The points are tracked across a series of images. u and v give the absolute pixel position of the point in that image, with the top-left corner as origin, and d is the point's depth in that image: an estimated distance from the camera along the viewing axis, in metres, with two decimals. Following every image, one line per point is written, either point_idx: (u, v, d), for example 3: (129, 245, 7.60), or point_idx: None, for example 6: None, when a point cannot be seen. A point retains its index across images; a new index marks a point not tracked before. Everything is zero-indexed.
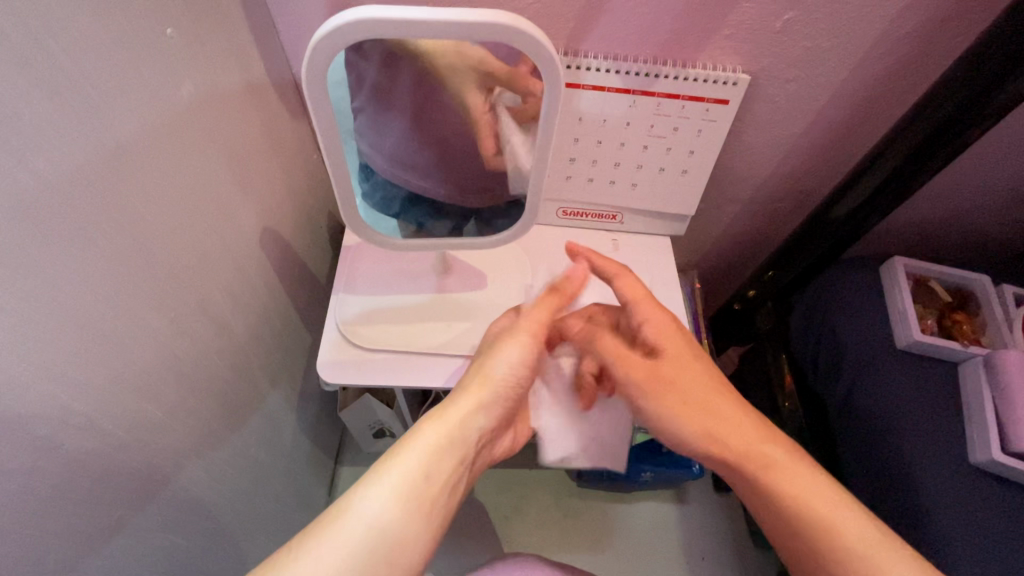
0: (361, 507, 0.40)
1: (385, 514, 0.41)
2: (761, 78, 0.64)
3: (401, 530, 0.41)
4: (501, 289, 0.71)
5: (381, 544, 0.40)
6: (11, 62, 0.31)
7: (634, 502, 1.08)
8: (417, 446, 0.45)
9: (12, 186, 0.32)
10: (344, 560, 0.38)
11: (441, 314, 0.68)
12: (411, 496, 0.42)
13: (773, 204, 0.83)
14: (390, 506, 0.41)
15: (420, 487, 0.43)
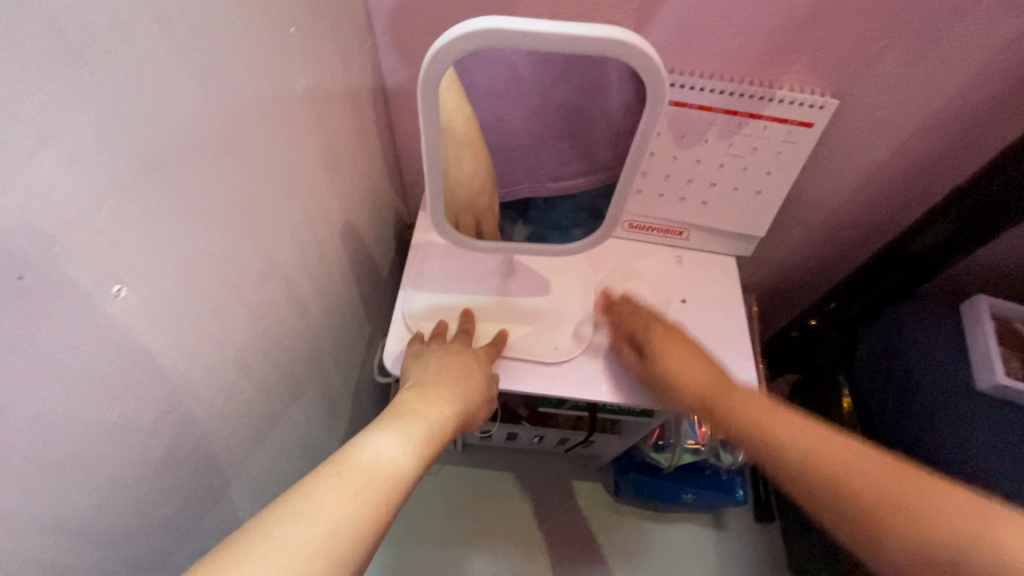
0: (360, 461, 0.39)
1: (397, 455, 0.41)
2: (850, 103, 0.63)
3: (407, 471, 0.41)
4: (563, 296, 0.72)
5: (392, 483, 0.39)
6: (175, 55, 0.34)
7: (669, 522, 1.07)
8: (385, 427, 0.44)
9: (166, 166, 0.34)
10: (349, 499, 0.36)
11: (506, 318, 0.69)
12: (420, 445, 0.44)
13: (845, 231, 0.81)
14: (392, 461, 0.40)
15: (410, 451, 0.43)
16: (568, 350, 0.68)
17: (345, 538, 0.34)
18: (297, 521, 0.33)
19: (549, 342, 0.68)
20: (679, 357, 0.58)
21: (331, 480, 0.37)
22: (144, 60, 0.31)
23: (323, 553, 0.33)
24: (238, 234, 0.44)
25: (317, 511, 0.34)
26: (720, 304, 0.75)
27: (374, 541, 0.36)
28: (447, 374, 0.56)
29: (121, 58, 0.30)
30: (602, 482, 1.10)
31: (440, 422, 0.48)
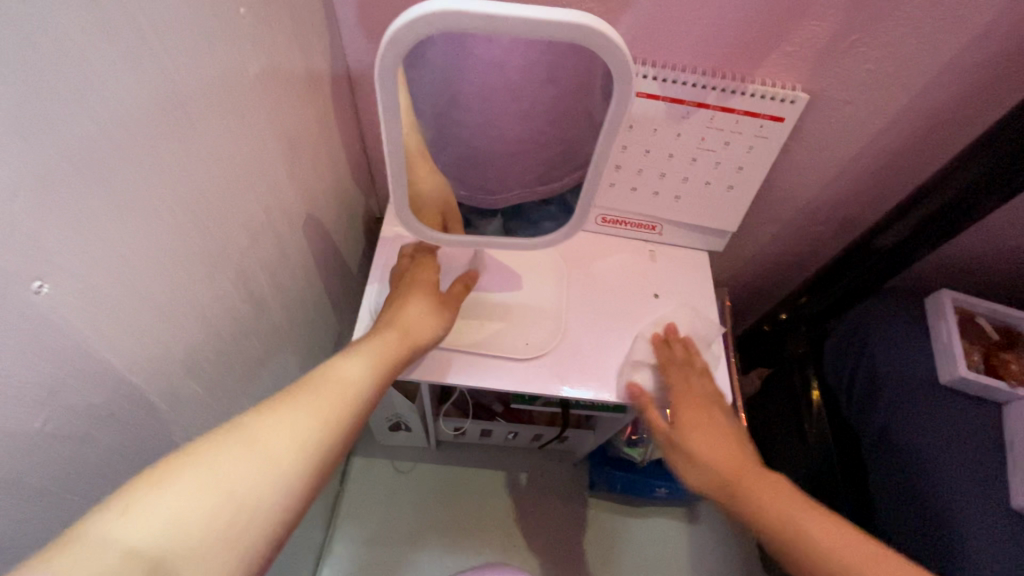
0: (254, 437, 0.36)
1: (304, 417, 0.39)
2: (820, 98, 0.63)
3: (320, 435, 0.40)
4: (534, 291, 0.71)
5: (298, 447, 0.38)
6: (100, 30, 0.31)
7: (644, 516, 1.07)
8: (303, 404, 0.41)
9: (93, 154, 0.32)
10: (241, 461, 0.34)
11: (475, 314, 0.68)
12: (338, 406, 0.42)
13: (815, 227, 0.82)
14: (297, 424, 0.39)
15: (320, 433, 0.40)
16: (539, 346, 0.67)
17: (235, 502, 0.33)
18: (175, 487, 0.31)
19: (520, 336, 0.67)
20: (710, 440, 0.58)
21: (219, 452, 0.34)
22: (66, 38, 0.29)
23: (211, 514, 0.31)
24: (184, 227, 0.42)
25: (210, 474, 0.33)
26: (693, 300, 0.75)
27: (276, 503, 0.35)
28: (376, 344, 0.52)
29: (41, 37, 0.27)
30: (576, 477, 1.10)
31: (359, 399, 0.45)
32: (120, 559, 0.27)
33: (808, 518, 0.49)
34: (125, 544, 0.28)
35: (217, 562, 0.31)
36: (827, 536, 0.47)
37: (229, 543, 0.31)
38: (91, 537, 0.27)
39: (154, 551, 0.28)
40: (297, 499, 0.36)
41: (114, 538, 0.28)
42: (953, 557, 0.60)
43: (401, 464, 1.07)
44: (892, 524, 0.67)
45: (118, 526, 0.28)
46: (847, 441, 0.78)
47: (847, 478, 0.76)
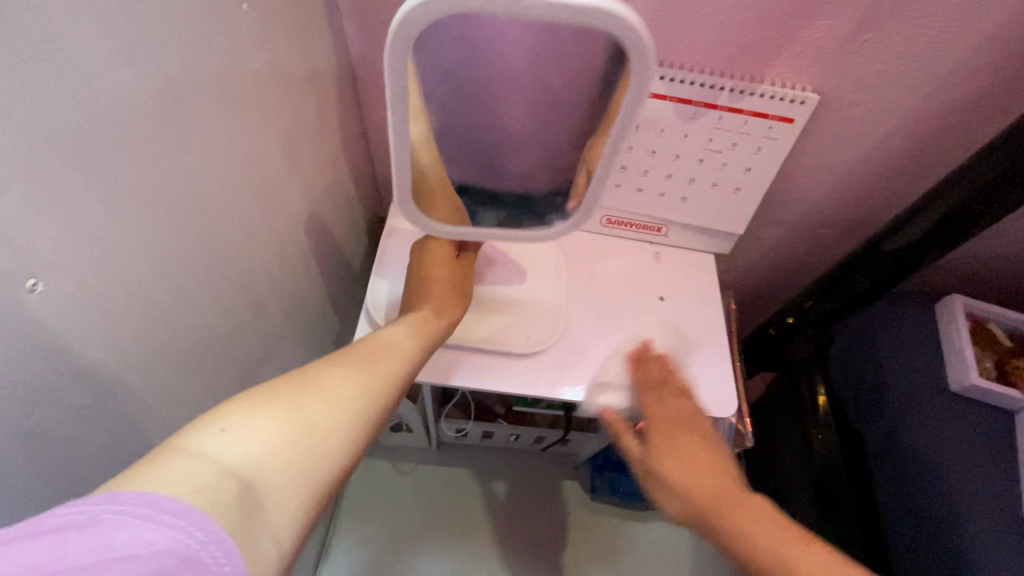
0: (322, 387, 0.37)
1: (367, 381, 0.41)
2: (829, 99, 0.62)
3: (376, 401, 0.40)
4: (536, 286, 0.70)
5: (362, 404, 0.39)
6: (97, 23, 0.30)
7: (646, 520, 1.06)
8: (350, 363, 0.42)
9: (90, 150, 0.31)
10: (316, 405, 0.35)
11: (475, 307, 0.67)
12: (389, 376, 0.43)
13: (822, 230, 0.80)
14: (361, 384, 0.40)
15: (371, 391, 0.40)
16: (539, 342, 0.66)
17: (308, 441, 0.33)
18: (258, 419, 0.32)
19: (520, 332, 0.66)
20: (689, 460, 0.51)
21: (293, 394, 0.35)
22: (60, 30, 0.28)
23: (286, 446, 0.32)
24: (181, 224, 0.41)
25: (293, 407, 0.34)
26: (697, 302, 0.74)
27: (343, 456, 0.35)
28: (411, 318, 0.54)
29: (35, 27, 0.27)
30: (578, 480, 1.09)
31: (404, 361, 0.46)
32: (218, 471, 0.28)
33: (795, 554, 0.40)
34: (226, 460, 0.29)
35: (295, 496, 0.31)
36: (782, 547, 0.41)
37: (301, 479, 0.32)
38: (199, 449, 0.28)
39: (248, 468, 0.29)
40: (357, 454, 0.37)
41: (217, 453, 0.29)
42: (962, 568, 0.59)
43: (402, 465, 1.07)
44: (903, 535, 0.66)
45: (214, 444, 0.29)
46: (854, 449, 0.76)
47: (854, 487, 0.75)
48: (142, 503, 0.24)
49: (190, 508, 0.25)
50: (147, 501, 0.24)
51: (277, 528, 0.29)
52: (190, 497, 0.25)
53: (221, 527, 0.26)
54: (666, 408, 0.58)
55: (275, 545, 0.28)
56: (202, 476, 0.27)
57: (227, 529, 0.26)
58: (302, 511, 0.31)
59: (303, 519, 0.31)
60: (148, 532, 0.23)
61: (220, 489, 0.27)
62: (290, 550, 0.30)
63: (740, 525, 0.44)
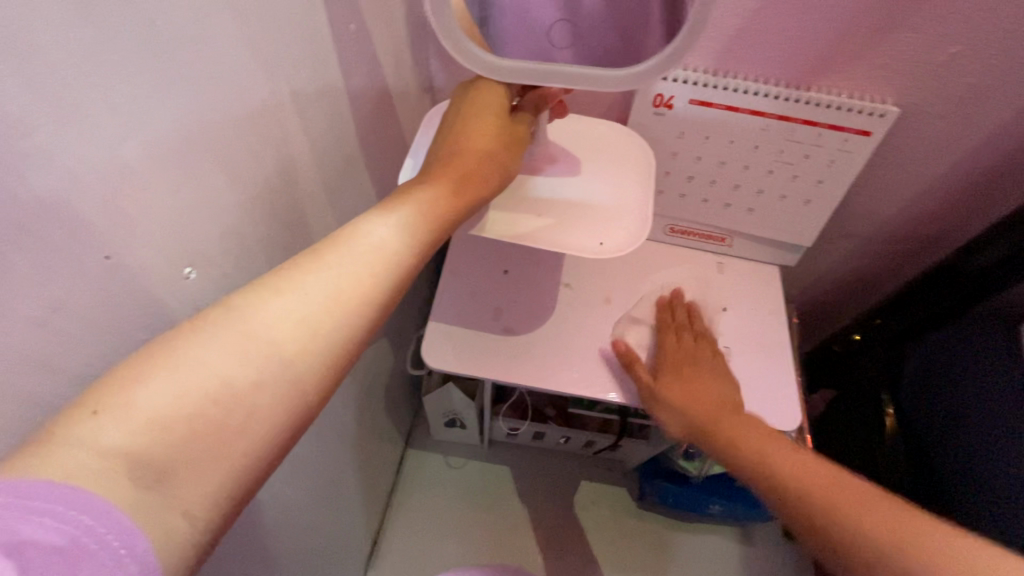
0: (248, 332, 0.28)
1: (316, 303, 0.30)
2: (911, 112, 0.61)
3: (331, 324, 0.30)
4: (612, 188, 0.57)
5: (311, 336, 0.29)
6: (246, 46, 0.35)
7: (695, 533, 1.06)
8: (312, 284, 0.30)
9: (230, 155, 0.36)
10: (227, 359, 0.27)
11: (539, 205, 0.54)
12: (359, 292, 0.32)
13: (897, 245, 0.78)
14: (310, 307, 0.30)
15: (324, 318, 0.30)
16: (614, 248, 0.51)
17: (213, 411, 0.26)
18: (151, 382, 0.25)
19: (594, 234, 0.52)
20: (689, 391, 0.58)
21: (199, 342, 0.27)
22: (220, 52, 0.33)
23: (185, 422, 0.25)
24: (288, 221, 0.46)
25: (196, 373, 0.26)
26: (759, 314, 0.73)
27: (270, 415, 0.27)
28: (416, 199, 0.37)
29: (201, 48, 0.31)
30: (627, 487, 1.09)
31: (388, 278, 0.33)
32: (95, 458, 0.22)
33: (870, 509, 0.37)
34: (105, 449, 0.23)
35: (202, 472, 0.25)
36: (811, 478, 0.41)
37: (212, 451, 0.25)
38: (69, 436, 0.22)
39: (132, 455, 0.23)
40: (304, 404, 0.29)
41: (91, 439, 0.23)
42: None
43: (453, 459, 1.10)
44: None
45: (88, 429, 0.23)
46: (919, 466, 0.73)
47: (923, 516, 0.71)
48: (10, 489, 0.20)
49: (85, 493, 0.21)
50: (15, 487, 0.20)
51: (189, 500, 0.24)
52: (62, 483, 0.21)
53: (125, 515, 0.22)
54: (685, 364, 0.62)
55: (190, 519, 0.24)
56: (74, 468, 0.22)
57: (128, 512, 0.22)
58: (227, 485, 0.26)
59: (226, 496, 0.26)
60: (21, 525, 0.19)
61: (99, 480, 0.22)
62: (215, 520, 0.26)
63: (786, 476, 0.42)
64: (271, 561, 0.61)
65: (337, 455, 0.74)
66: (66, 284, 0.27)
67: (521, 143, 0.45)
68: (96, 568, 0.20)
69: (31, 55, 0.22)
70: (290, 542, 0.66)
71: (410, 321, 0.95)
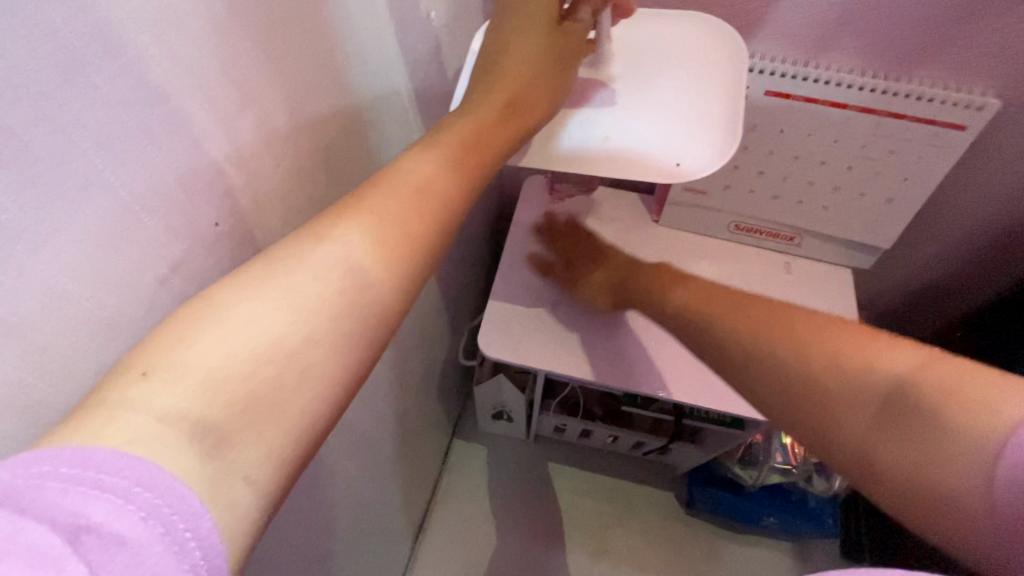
0: (290, 286, 0.26)
1: (356, 254, 0.28)
2: (1013, 105, 0.57)
3: (368, 273, 0.28)
4: (682, 94, 0.45)
5: (353, 286, 0.27)
6: (345, 32, 0.37)
7: (745, 544, 1.02)
8: (358, 229, 0.29)
9: (323, 135, 0.38)
10: (269, 317, 0.25)
11: (593, 135, 0.44)
12: (395, 233, 0.29)
13: (986, 250, 0.73)
14: (348, 258, 0.28)
15: (364, 268, 0.28)
16: (696, 165, 0.41)
17: (265, 370, 0.24)
18: (200, 344, 0.23)
19: (669, 152, 0.42)
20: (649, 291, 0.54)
21: (242, 299, 0.25)
22: (323, 36, 0.35)
23: (237, 384, 0.23)
24: None
25: (241, 332, 0.24)
26: (829, 318, 0.70)
27: (319, 372, 0.25)
28: (456, 137, 0.35)
29: (308, 29, 0.33)
30: (673, 492, 1.07)
31: (433, 220, 0.31)
32: (153, 423, 0.21)
33: (825, 335, 0.33)
34: (163, 412, 0.21)
35: (257, 440, 0.23)
36: (766, 326, 0.36)
37: (267, 412, 0.23)
38: (126, 401, 0.21)
39: (192, 418, 0.22)
40: (353, 362, 0.27)
41: (149, 403, 0.21)
42: None
43: (499, 453, 1.11)
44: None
45: (144, 392, 0.21)
46: None
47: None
48: (77, 460, 0.19)
49: (151, 466, 0.20)
50: (82, 457, 0.19)
51: (250, 464, 0.22)
52: (125, 448, 0.20)
53: (194, 495, 0.20)
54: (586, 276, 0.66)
55: (252, 485, 0.22)
56: (135, 432, 0.20)
57: (196, 490, 0.20)
58: (288, 446, 0.24)
59: (288, 460, 0.24)
60: (86, 505, 0.18)
61: (161, 446, 0.20)
62: (277, 489, 0.23)
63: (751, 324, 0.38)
64: (325, 530, 0.64)
65: (390, 436, 0.76)
66: (182, 246, 0.29)
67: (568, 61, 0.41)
68: (157, 557, 0.18)
69: (169, 29, 0.24)
70: (342, 517, 0.68)
71: (464, 311, 0.96)
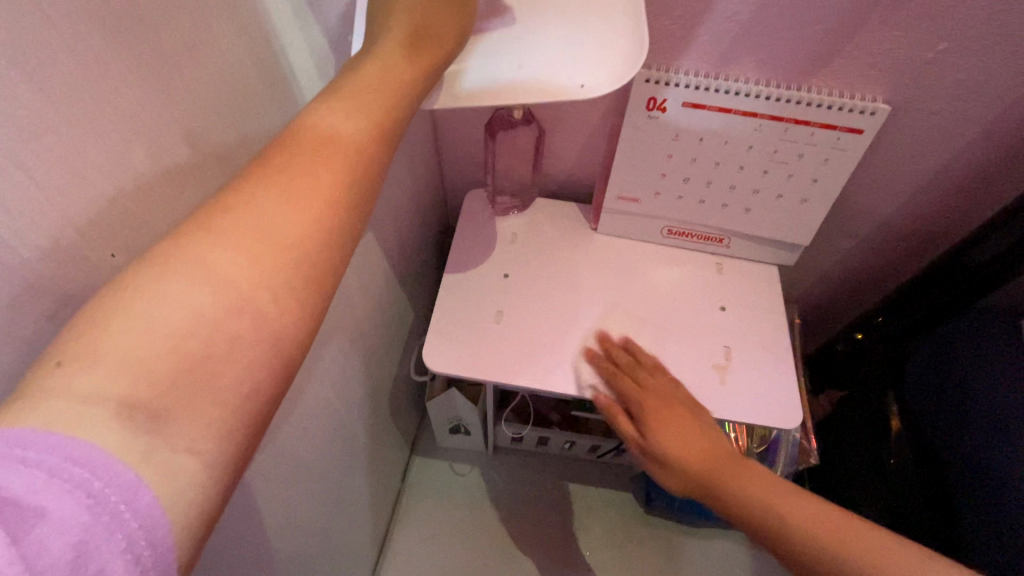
0: (206, 259, 0.25)
1: (280, 216, 0.28)
2: (902, 109, 0.62)
3: (296, 234, 0.28)
4: (583, 24, 0.44)
5: (278, 251, 0.27)
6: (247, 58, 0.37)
7: (702, 538, 1.05)
8: (263, 203, 0.28)
9: (232, 160, 0.38)
10: (193, 288, 0.25)
11: (500, 66, 0.43)
12: (322, 191, 0.29)
13: (895, 243, 0.79)
14: (275, 222, 0.27)
15: (292, 232, 0.28)
16: (599, 85, 0.41)
17: (195, 344, 0.24)
18: (116, 326, 0.23)
19: (571, 73, 0.42)
20: (683, 439, 0.56)
21: (157, 276, 0.24)
22: (220, 61, 0.35)
23: (166, 359, 0.23)
24: None
25: (162, 308, 0.24)
26: (758, 312, 0.74)
27: (254, 339, 0.25)
28: (359, 89, 0.32)
29: (201, 54, 0.33)
30: (632, 492, 1.09)
31: (344, 184, 0.30)
32: (77, 406, 0.21)
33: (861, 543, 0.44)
34: (84, 396, 0.21)
35: (200, 408, 0.23)
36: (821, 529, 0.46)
37: (208, 380, 0.24)
38: (46, 391, 0.21)
39: (119, 398, 0.22)
40: (292, 328, 0.27)
41: (71, 388, 0.21)
42: None
43: (459, 466, 1.10)
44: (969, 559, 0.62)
45: (62, 380, 0.21)
46: (927, 465, 0.72)
47: (926, 507, 0.71)
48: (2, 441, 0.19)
49: (82, 442, 0.20)
50: (8, 439, 0.19)
51: (190, 435, 0.23)
52: (61, 431, 0.20)
53: (125, 465, 0.21)
54: (680, 450, 0.55)
55: (195, 454, 0.23)
56: (59, 415, 0.20)
57: (127, 461, 0.21)
58: (240, 408, 0.25)
59: (236, 428, 0.24)
60: (10, 478, 0.18)
61: (88, 425, 0.21)
62: (226, 459, 0.24)
63: (801, 526, 0.47)
64: (274, 564, 0.62)
65: (340, 461, 0.75)
66: (76, 280, 0.28)
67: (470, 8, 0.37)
68: (89, 526, 0.19)
69: (40, 66, 0.24)
70: (293, 548, 0.66)
71: (413, 326, 0.96)
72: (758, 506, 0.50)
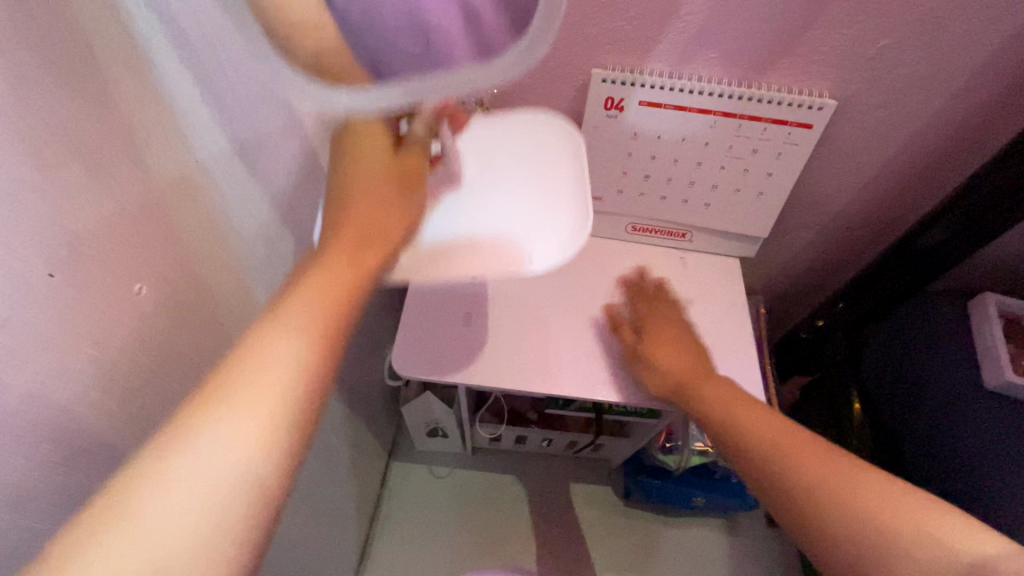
0: (198, 446, 0.27)
1: (279, 388, 0.29)
2: (849, 104, 0.64)
3: (288, 409, 0.29)
4: (533, 192, 0.55)
5: (270, 427, 0.28)
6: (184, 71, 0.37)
7: (681, 526, 1.07)
8: (255, 376, 0.29)
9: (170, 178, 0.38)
10: (187, 482, 0.26)
11: (458, 226, 0.52)
12: (313, 360, 0.31)
13: (849, 232, 0.82)
14: (271, 396, 0.29)
15: (284, 406, 0.29)
16: (542, 262, 0.50)
17: (196, 534, 0.25)
18: (119, 527, 0.24)
19: (520, 242, 0.52)
20: (674, 353, 0.62)
21: (156, 470, 0.26)
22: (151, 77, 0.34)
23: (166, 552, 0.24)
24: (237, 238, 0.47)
25: (158, 503, 0.25)
26: (722, 305, 0.76)
27: (246, 518, 0.27)
28: (346, 250, 0.35)
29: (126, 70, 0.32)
30: (611, 485, 1.10)
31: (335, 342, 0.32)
32: None
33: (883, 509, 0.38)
34: None
35: None
36: (811, 463, 0.43)
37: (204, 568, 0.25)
38: None
39: None
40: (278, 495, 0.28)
41: None
42: None
43: (439, 469, 1.10)
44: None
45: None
46: (890, 447, 0.77)
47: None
48: None
49: None
50: None
51: None
52: None
53: None
54: (678, 369, 0.60)
55: None
56: None
57: None
58: None
59: None
60: None
61: None
62: None
63: (789, 457, 0.44)
64: None
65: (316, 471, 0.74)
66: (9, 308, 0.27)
67: (420, 175, 0.41)
68: None
69: None
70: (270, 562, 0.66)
71: (384, 331, 0.95)
72: (743, 428, 0.50)
